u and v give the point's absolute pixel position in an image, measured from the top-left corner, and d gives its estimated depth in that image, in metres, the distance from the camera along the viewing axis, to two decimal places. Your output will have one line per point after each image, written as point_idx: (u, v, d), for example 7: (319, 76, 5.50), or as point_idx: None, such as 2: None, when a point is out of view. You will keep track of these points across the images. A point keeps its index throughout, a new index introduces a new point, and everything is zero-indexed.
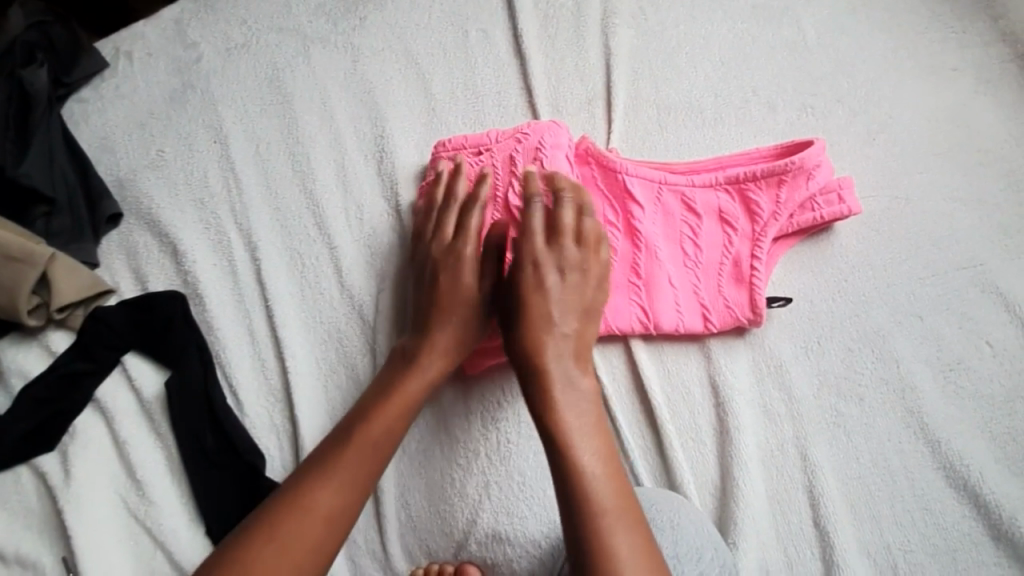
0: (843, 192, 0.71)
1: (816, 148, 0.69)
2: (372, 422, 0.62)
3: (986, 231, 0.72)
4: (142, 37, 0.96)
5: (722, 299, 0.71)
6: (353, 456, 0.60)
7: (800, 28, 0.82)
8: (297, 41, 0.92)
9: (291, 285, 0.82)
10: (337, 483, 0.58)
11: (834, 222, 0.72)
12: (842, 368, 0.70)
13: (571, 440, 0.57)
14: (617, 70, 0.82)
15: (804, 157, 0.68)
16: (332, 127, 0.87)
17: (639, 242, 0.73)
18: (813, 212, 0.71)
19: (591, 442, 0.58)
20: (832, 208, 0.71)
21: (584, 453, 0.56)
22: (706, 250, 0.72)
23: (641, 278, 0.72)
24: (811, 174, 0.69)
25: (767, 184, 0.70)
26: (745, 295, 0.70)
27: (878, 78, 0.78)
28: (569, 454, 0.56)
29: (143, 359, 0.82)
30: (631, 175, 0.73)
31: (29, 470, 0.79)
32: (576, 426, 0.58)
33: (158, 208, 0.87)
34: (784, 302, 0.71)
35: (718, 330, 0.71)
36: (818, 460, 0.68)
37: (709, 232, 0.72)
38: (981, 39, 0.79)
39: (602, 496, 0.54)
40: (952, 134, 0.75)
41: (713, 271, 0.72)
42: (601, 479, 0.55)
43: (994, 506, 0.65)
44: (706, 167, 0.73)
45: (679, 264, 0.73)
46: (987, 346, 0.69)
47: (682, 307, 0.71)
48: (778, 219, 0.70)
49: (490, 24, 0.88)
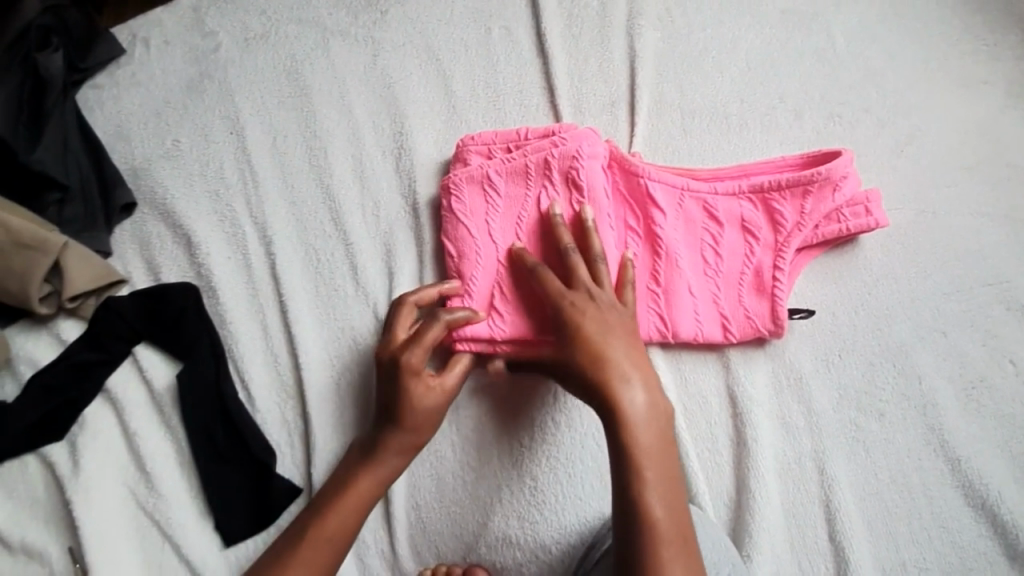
0: (871, 205, 0.70)
1: (844, 159, 0.68)
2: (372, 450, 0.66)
3: (1013, 247, 0.71)
4: (159, 24, 0.95)
5: (742, 310, 0.70)
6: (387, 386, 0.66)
7: (829, 36, 0.81)
8: (317, 33, 0.91)
9: (305, 280, 0.81)
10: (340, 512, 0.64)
11: (858, 235, 0.72)
12: (862, 383, 0.69)
13: (637, 464, 0.56)
14: (641, 73, 0.81)
15: (832, 168, 0.67)
16: (351, 122, 0.86)
17: (659, 249, 0.71)
18: (839, 224, 0.70)
19: (655, 464, 0.57)
20: (858, 221, 0.70)
21: (653, 479, 0.56)
22: (727, 258, 0.71)
23: (661, 285, 0.71)
24: (837, 185, 0.68)
25: (792, 195, 0.69)
26: (765, 306, 0.69)
27: (906, 89, 0.77)
28: (640, 480, 0.56)
29: (154, 351, 0.81)
30: (656, 180, 0.72)
31: (37, 459, 0.78)
32: (645, 448, 0.57)
33: (172, 199, 0.86)
34: (806, 315, 0.70)
35: (737, 340, 0.70)
36: (836, 475, 0.67)
37: (730, 241, 0.71)
38: (1013, 53, 0.78)
39: (660, 520, 0.54)
40: (981, 148, 0.74)
41: (734, 281, 0.71)
42: (661, 506, 0.55)
43: (1012, 526, 0.64)
44: (729, 175, 0.72)
45: (699, 273, 0.71)
46: (1011, 364, 0.68)
47: (702, 317, 0.70)
48: (802, 230, 0.69)
49: (513, 21, 0.87)
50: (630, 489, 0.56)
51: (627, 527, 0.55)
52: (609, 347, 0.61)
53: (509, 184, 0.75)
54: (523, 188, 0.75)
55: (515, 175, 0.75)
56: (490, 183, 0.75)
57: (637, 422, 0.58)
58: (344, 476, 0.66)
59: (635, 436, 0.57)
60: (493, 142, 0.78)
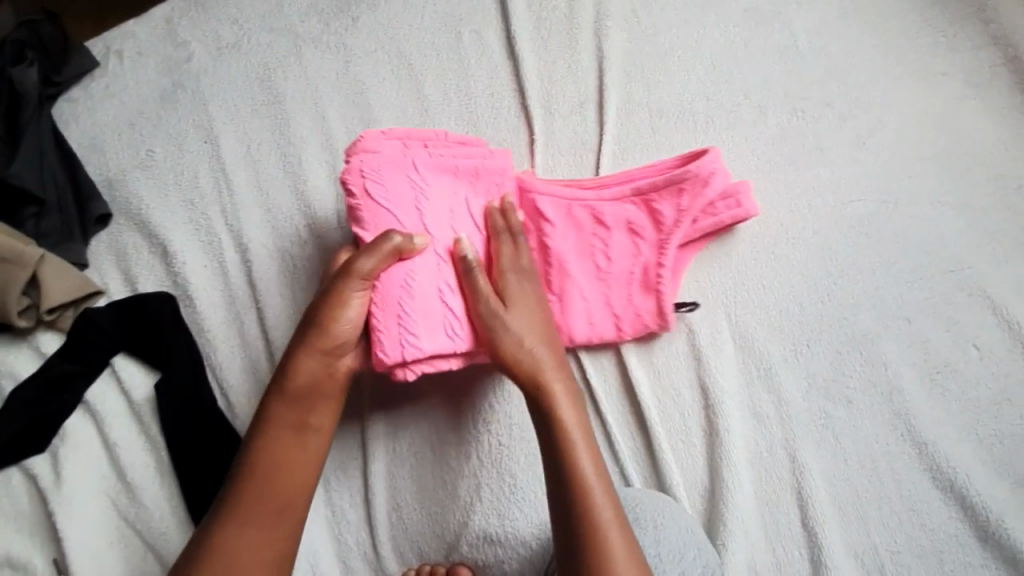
0: (741, 197, 0.71)
1: (711, 155, 0.69)
2: (298, 406, 0.65)
3: (975, 234, 0.72)
4: (131, 35, 0.96)
5: (633, 312, 0.72)
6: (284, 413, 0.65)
7: (792, 32, 0.82)
8: (289, 41, 0.92)
9: (280, 286, 0.82)
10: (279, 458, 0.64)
11: (735, 223, 0.73)
12: (831, 371, 0.70)
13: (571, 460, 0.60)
14: (609, 73, 0.82)
15: (699, 166, 0.69)
16: (323, 128, 0.87)
17: (550, 257, 0.73)
18: (713, 218, 0.72)
19: (585, 448, 0.61)
20: (731, 212, 0.71)
21: (587, 467, 0.59)
22: (616, 260, 0.73)
23: (555, 292, 0.73)
24: (707, 181, 0.70)
25: (669, 194, 0.71)
26: (649, 305, 0.72)
27: (869, 83, 0.79)
28: (572, 469, 0.59)
29: (133, 361, 0.81)
30: (544, 189, 0.73)
31: (18, 472, 0.79)
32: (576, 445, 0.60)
33: (147, 209, 0.86)
34: (692, 307, 0.72)
35: (632, 337, 0.73)
36: (807, 462, 0.68)
37: (618, 243, 0.73)
38: (972, 44, 0.79)
39: (595, 497, 0.58)
40: (942, 138, 0.76)
41: (623, 281, 0.73)
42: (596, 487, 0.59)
43: (981, 508, 0.65)
44: (613, 178, 0.74)
45: (590, 277, 0.74)
46: (974, 349, 0.69)
47: (596, 319, 0.73)
48: (681, 226, 0.71)
49: (482, 25, 0.88)
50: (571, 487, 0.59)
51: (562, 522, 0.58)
52: (516, 329, 0.65)
53: (437, 178, 0.71)
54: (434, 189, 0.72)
55: (444, 171, 0.71)
56: (417, 172, 0.70)
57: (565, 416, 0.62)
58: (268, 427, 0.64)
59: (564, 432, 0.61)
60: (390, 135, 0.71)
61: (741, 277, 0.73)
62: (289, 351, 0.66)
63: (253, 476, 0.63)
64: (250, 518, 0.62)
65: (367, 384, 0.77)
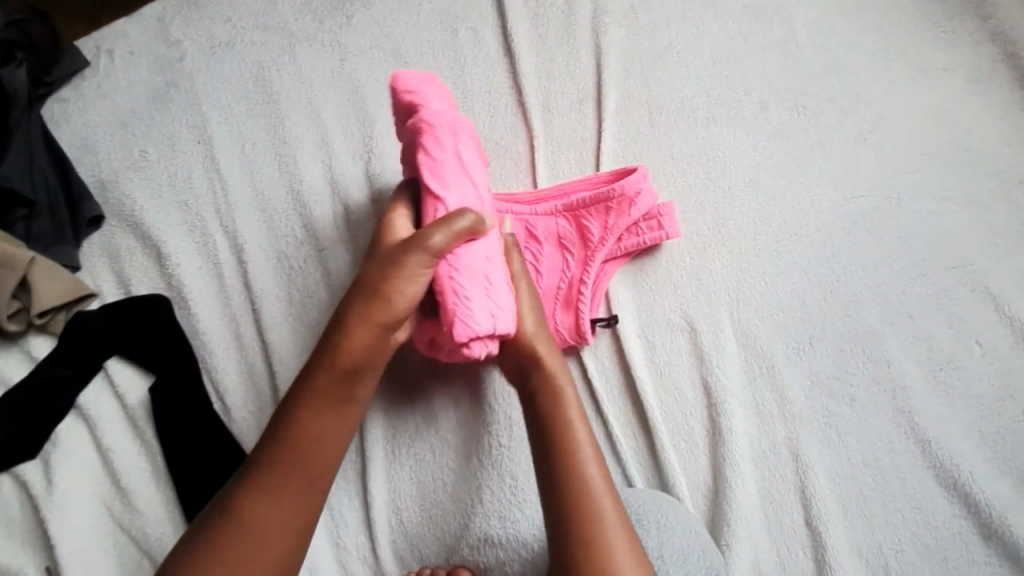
0: (663, 218, 0.73)
1: (638, 174, 0.71)
2: (342, 380, 0.60)
3: (976, 230, 0.72)
4: (123, 35, 0.94)
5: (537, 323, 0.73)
6: (319, 392, 0.60)
7: (791, 27, 0.82)
8: (284, 39, 0.91)
9: (277, 287, 0.81)
10: (305, 434, 0.60)
11: (657, 245, 0.75)
12: (833, 368, 0.70)
13: (592, 506, 0.58)
14: (607, 70, 0.82)
15: (624, 185, 0.71)
16: (319, 127, 0.86)
17: None
18: (637, 238, 0.73)
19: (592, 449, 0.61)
20: (653, 234, 0.73)
21: (593, 469, 0.60)
22: (545, 274, 0.75)
23: None
24: (632, 201, 0.71)
25: (596, 211, 0.73)
26: (568, 317, 0.73)
27: (869, 79, 0.78)
28: (579, 468, 0.59)
29: (126, 365, 0.80)
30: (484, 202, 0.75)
31: (10, 479, 0.77)
32: (598, 494, 0.58)
33: (141, 210, 0.85)
34: (609, 322, 0.72)
35: None
36: (810, 461, 0.68)
37: (549, 258, 0.75)
38: (972, 39, 0.79)
39: (602, 498, 0.58)
40: (942, 133, 0.76)
41: (551, 295, 0.74)
42: (602, 489, 0.59)
43: (985, 505, 0.65)
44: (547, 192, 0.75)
45: None
46: (977, 346, 0.69)
47: None
48: (605, 244, 0.73)
49: (479, 22, 0.87)
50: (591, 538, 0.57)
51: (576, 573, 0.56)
52: (526, 328, 0.65)
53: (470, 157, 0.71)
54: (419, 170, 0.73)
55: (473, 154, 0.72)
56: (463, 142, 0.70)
57: (587, 461, 0.60)
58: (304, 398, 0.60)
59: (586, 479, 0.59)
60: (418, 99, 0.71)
61: (742, 275, 0.73)
62: (337, 319, 0.60)
63: (280, 454, 0.59)
64: (255, 502, 0.58)
65: None
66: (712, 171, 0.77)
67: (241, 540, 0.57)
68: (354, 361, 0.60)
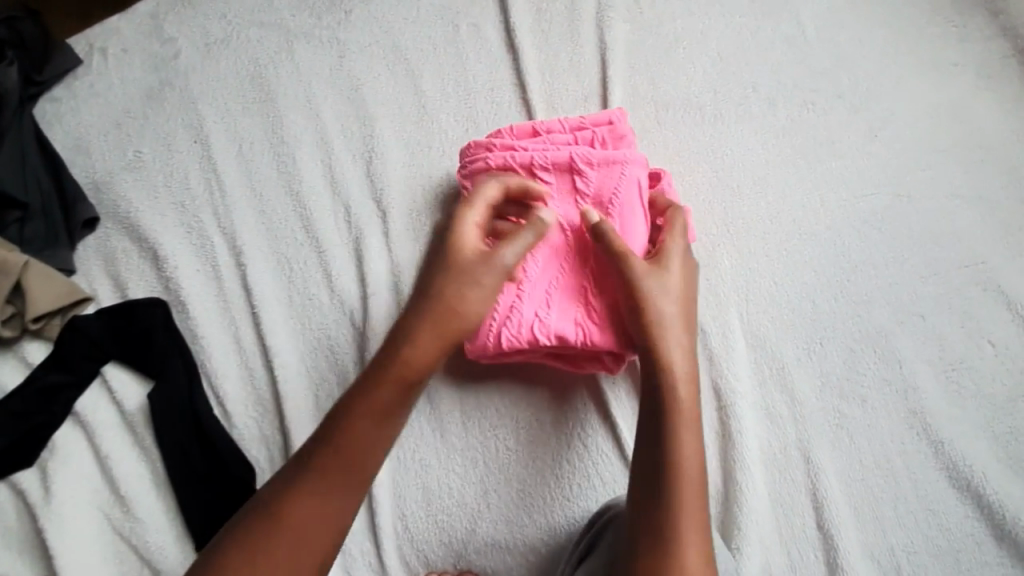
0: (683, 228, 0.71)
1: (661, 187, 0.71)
2: (406, 383, 0.61)
3: (987, 227, 0.71)
4: (116, 32, 0.92)
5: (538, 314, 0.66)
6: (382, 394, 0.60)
7: (799, 22, 0.80)
8: (280, 36, 0.89)
9: (277, 290, 0.79)
10: (364, 433, 0.60)
11: None
12: (844, 369, 0.69)
13: (677, 513, 0.56)
14: (612, 66, 0.80)
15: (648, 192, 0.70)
16: (318, 126, 0.84)
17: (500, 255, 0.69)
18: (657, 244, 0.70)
19: (691, 421, 0.59)
20: None
21: (687, 446, 0.58)
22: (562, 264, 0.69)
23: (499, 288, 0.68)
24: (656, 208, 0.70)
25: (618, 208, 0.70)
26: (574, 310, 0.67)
27: (878, 75, 0.77)
28: (673, 440, 0.58)
29: (124, 370, 0.78)
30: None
31: (6, 487, 0.76)
32: (684, 502, 0.56)
33: (137, 212, 0.83)
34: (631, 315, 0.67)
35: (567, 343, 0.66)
36: (821, 463, 0.67)
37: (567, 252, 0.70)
38: (982, 34, 0.78)
39: (687, 476, 0.57)
40: (952, 130, 0.75)
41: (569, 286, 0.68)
42: (689, 467, 0.57)
43: (998, 507, 0.64)
44: (557, 177, 0.69)
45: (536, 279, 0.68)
46: (989, 346, 0.68)
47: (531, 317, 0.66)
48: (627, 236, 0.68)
49: (481, 18, 0.86)
50: (664, 543, 0.55)
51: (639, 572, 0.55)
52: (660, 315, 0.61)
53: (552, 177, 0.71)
54: (485, 154, 0.70)
55: None
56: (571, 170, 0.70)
57: (688, 468, 0.57)
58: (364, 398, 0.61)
59: (679, 485, 0.56)
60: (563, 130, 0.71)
61: (752, 275, 0.72)
62: (410, 326, 0.62)
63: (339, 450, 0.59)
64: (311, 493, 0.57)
65: None
66: (720, 169, 0.76)
67: (279, 539, 0.55)
68: (417, 368, 0.61)
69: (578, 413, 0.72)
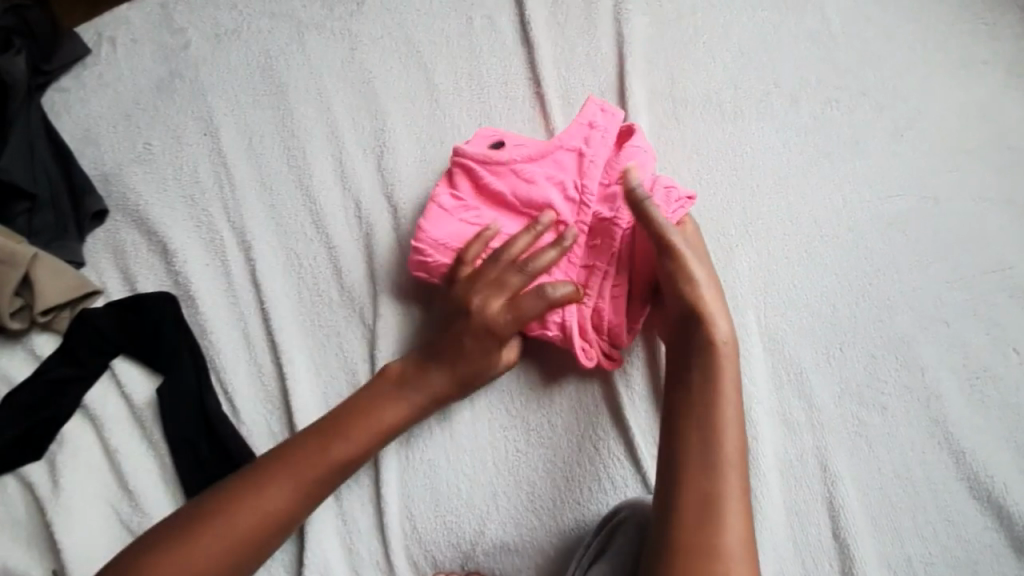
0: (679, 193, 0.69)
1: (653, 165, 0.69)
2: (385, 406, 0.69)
3: (1015, 231, 0.69)
4: (126, 22, 0.91)
5: (592, 315, 0.68)
6: (373, 413, 0.68)
7: (823, 18, 0.78)
8: (291, 27, 0.87)
9: (286, 286, 0.78)
10: (347, 449, 0.67)
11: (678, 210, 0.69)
12: (865, 376, 0.67)
13: (720, 488, 0.57)
14: (630, 60, 0.78)
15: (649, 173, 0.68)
16: (328, 119, 0.83)
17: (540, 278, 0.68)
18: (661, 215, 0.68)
19: (735, 413, 0.60)
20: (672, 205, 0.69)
21: (731, 436, 0.59)
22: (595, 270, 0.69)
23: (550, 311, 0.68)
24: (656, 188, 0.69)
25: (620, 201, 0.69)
26: (621, 310, 0.68)
27: (904, 73, 0.75)
28: (718, 431, 0.59)
29: (132, 364, 0.78)
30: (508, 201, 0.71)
31: (16, 480, 0.75)
32: (729, 475, 0.57)
33: (146, 205, 0.82)
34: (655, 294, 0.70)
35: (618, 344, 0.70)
36: (839, 471, 0.65)
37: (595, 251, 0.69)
38: (1014, 31, 0.76)
39: (731, 470, 0.58)
40: (980, 131, 0.73)
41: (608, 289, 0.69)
42: (733, 456, 0.58)
43: (1019, 519, 0.63)
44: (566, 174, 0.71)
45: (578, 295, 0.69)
46: (1015, 354, 0.66)
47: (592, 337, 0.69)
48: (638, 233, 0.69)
49: (496, 10, 0.84)
50: (710, 518, 0.56)
51: (681, 552, 0.56)
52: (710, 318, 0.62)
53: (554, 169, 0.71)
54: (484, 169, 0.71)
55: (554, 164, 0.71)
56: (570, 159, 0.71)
57: (728, 459, 0.58)
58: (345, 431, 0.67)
59: (723, 460, 0.58)
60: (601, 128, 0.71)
61: (770, 277, 0.70)
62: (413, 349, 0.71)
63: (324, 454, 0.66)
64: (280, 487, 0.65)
65: None
66: (740, 167, 0.74)
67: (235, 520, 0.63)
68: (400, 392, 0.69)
69: (589, 415, 0.71)
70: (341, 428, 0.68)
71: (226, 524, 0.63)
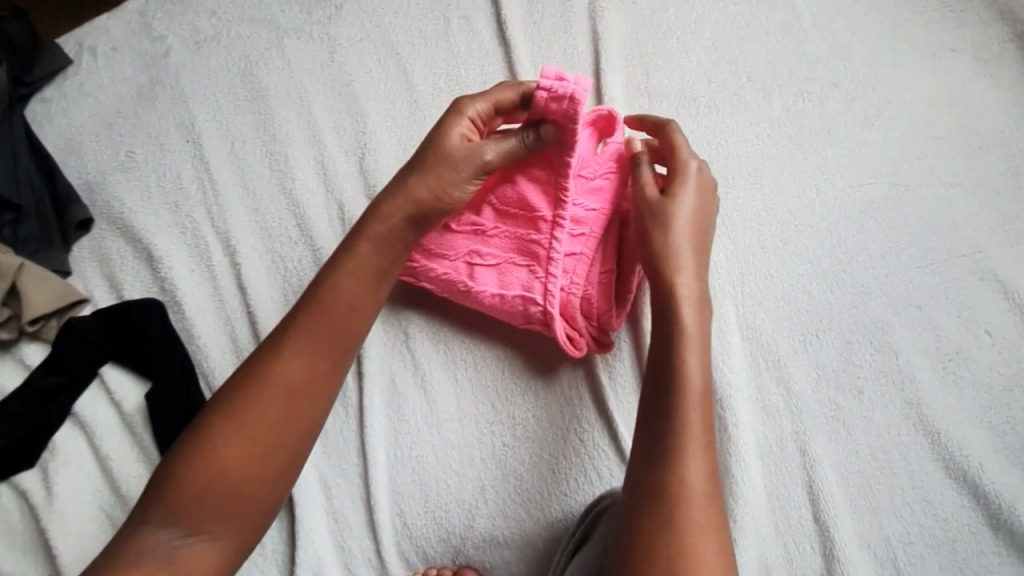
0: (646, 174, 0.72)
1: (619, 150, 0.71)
2: (329, 322, 0.65)
3: (984, 216, 0.71)
4: (105, 30, 0.91)
5: (582, 302, 0.70)
6: (316, 324, 0.65)
7: (794, 11, 0.79)
8: (270, 32, 0.88)
9: (272, 289, 0.79)
10: (296, 363, 0.63)
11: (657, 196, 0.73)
12: (841, 362, 0.68)
13: (683, 425, 0.57)
14: (606, 57, 0.79)
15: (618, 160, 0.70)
16: (309, 122, 0.83)
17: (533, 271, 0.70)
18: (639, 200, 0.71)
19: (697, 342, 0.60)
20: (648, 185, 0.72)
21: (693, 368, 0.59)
22: (580, 256, 0.69)
23: (542, 299, 0.69)
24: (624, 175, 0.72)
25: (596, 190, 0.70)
26: (608, 295, 0.71)
27: (875, 62, 0.77)
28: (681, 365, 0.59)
29: (123, 371, 0.79)
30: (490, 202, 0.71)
31: (9, 489, 0.76)
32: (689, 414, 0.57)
33: (130, 213, 0.83)
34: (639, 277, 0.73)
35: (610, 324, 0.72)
36: (817, 455, 0.66)
37: (579, 240, 0.70)
38: (980, 17, 0.78)
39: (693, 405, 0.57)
40: (950, 118, 0.74)
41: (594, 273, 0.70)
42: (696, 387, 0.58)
43: (993, 497, 0.64)
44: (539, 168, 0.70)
45: (566, 281, 0.69)
46: (986, 335, 0.68)
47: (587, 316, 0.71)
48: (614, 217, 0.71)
49: (472, 10, 0.85)
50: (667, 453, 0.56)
51: (650, 489, 0.55)
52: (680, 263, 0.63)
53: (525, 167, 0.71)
54: None
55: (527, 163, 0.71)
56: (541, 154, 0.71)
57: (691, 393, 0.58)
58: (293, 340, 0.64)
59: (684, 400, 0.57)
60: (566, 88, 0.64)
61: (747, 267, 0.71)
62: (346, 253, 0.67)
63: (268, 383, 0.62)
64: (239, 427, 0.60)
65: (364, 391, 0.75)
66: (716, 160, 0.75)
67: (203, 489, 0.58)
68: (347, 304, 0.66)
69: (574, 407, 0.73)
70: (286, 340, 0.64)
71: (191, 488, 0.57)
